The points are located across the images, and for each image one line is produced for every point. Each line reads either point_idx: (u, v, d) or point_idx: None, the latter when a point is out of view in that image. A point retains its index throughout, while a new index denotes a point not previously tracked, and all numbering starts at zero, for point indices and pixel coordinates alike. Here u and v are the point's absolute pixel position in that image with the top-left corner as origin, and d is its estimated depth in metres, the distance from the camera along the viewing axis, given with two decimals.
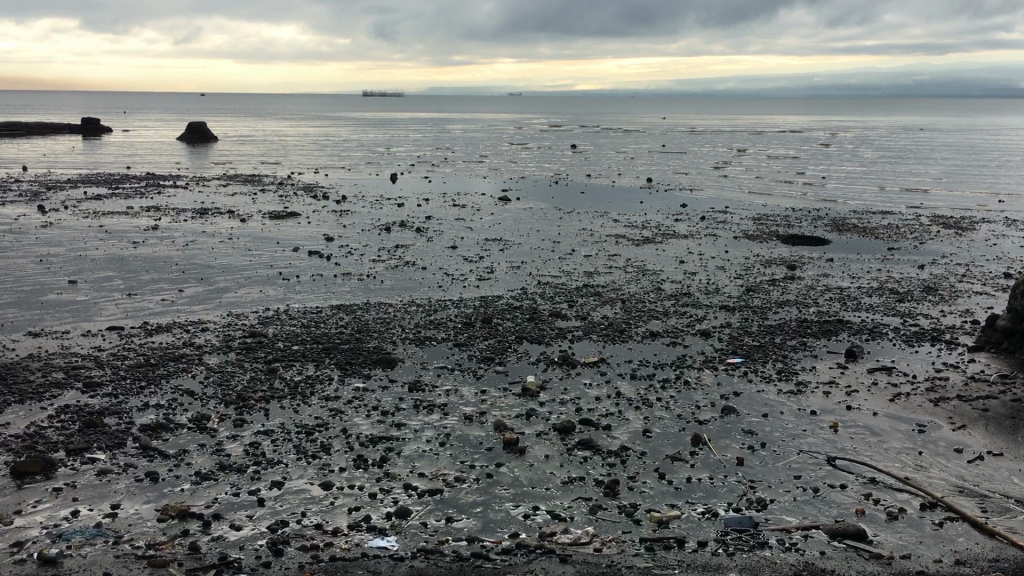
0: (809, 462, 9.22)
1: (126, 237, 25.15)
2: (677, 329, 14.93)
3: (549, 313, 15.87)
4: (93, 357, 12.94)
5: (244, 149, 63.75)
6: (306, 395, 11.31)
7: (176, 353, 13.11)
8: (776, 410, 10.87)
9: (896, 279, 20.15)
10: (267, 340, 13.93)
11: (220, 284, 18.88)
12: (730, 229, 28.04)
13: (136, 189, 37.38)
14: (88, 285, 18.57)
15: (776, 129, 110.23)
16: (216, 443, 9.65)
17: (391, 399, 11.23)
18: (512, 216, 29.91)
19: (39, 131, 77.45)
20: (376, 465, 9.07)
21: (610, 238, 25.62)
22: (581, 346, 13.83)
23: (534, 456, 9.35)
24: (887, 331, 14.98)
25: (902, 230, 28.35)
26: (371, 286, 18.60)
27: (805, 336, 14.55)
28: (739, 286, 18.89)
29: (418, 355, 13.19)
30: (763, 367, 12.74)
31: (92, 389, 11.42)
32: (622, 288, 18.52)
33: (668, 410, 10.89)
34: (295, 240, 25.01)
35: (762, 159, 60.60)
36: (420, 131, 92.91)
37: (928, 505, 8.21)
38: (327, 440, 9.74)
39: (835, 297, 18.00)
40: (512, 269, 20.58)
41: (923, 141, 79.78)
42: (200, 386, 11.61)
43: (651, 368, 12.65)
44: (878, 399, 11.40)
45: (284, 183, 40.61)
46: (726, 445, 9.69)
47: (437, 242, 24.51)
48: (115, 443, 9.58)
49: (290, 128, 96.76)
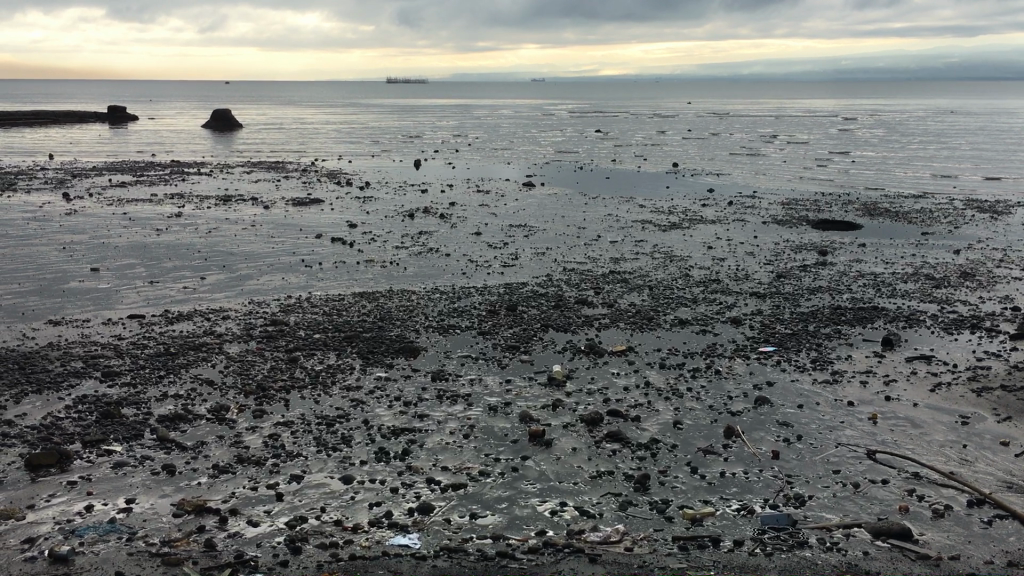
0: (848, 457, 8.83)
1: (150, 224, 25.06)
2: (707, 317, 14.53)
3: (575, 300, 15.52)
4: (113, 345, 12.77)
5: (269, 136, 63.66)
6: (327, 385, 11.06)
7: (197, 342, 12.91)
8: (812, 401, 10.48)
9: (931, 264, 19.60)
10: (288, 328, 13.70)
11: (242, 271, 18.70)
12: (759, 213, 27.52)
13: (160, 176, 37.36)
14: (110, 273, 18.43)
15: (803, 112, 108.90)
16: (235, 435, 9.43)
17: (414, 389, 10.95)
18: (537, 202, 29.54)
19: (66, 119, 77.93)
20: (398, 458, 8.80)
21: (636, 224, 25.19)
22: (609, 334, 13.48)
23: (561, 449, 9.04)
24: (925, 318, 14.50)
25: (936, 215, 27.69)
26: (393, 273, 18.33)
27: (840, 323, 14.12)
28: (769, 272, 18.44)
29: (442, 344, 12.90)
30: (797, 356, 12.33)
31: (110, 379, 11.24)
32: (649, 274, 18.12)
33: (699, 400, 10.52)
34: (318, 226, 24.80)
35: (789, 143, 59.76)
36: (445, 117, 92.65)
37: (975, 502, 7.81)
38: (347, 432, 9.48)
39: (869, 283, 17.50)
40: (537, 255, 20.25)
41: (955, 124, 78.39)
42: (219, 376, 11.40)
43: (681, 357, 12.28)
44: (917, 389, 10.99)
45: (308, 170, 40.44)
46: (761, 438, 9.32)
47: (460, 228, 24.20)
48: (132, 434, 9.38)
49: (315, 115, 96.89)
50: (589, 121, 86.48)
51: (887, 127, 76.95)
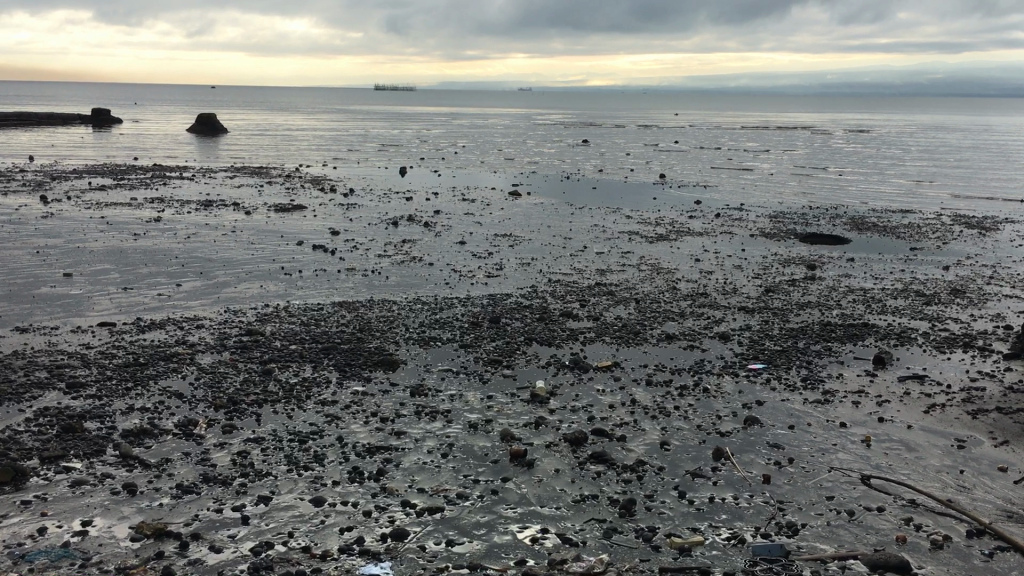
0: (842, 482, 8.50)
1: (127, 228, 24.54)
2: (694, 332, 14.19)
3: (559, 312, 15.16)
4: (80, 355, 12.29)
5: (254, 141, 63.17)
6: (301, 399, 10.63)
7: (168, 352, 12.46)
8: (803, 422, 10.14)
9: (921, 281, 19.34)
10: (264, 339, 13.27)
11: (219, 278, 18.24)
12: (747, 226, 27.26)
13: (141, 180, 36.81)
14: (83, 278, 17.93)
15: (788, 125, 109.47)
16: (202, 452, 9.00)
17: (392, 404, 10.54)
18: (522, 211, 29.21)
19: (50, 122, 77.17)
20: (372, 478, 8.40)
21: (622, 235, 24.89)
22: (594, 348, 13.10)
23: (543, 471, 8.66)
24: (916, 336, 14.22)
25: (924, 230, 27.49)
26: (374, 283, 17.93)
27: (830, 340, 13.80)
28: (757, 286, 18.14)
29: (422, 357, 12.49)
30: (787, 375, 12.00)
31: (75, 391, 10.77)
32: (635, 287, 17.78)
33: (687, 420, 10.16)
34: (299, 233, 24.33)
35: (775, 155, 59.76)
36: (431, 126, 92.26)
37: (975, 533, 7.48)
38: (320, 450, 9.07)
39: (858, 299, 17.22)
40: (521, 266, 19.89)
41: (939, 140, 78.76)
42: (189, 389, 10.95)
43: (668, 374, 11.92)
44: (911, 410, 10.67)
45: (292, 176, 40.00)
46: (750, 461, 8.97)
47: (444, 237, 23.81)
48: (93, 450, 8.93)
49: (301, 121, 96.42)
50: (576, 131, 86.26)
51: (871, 141, 77.21)
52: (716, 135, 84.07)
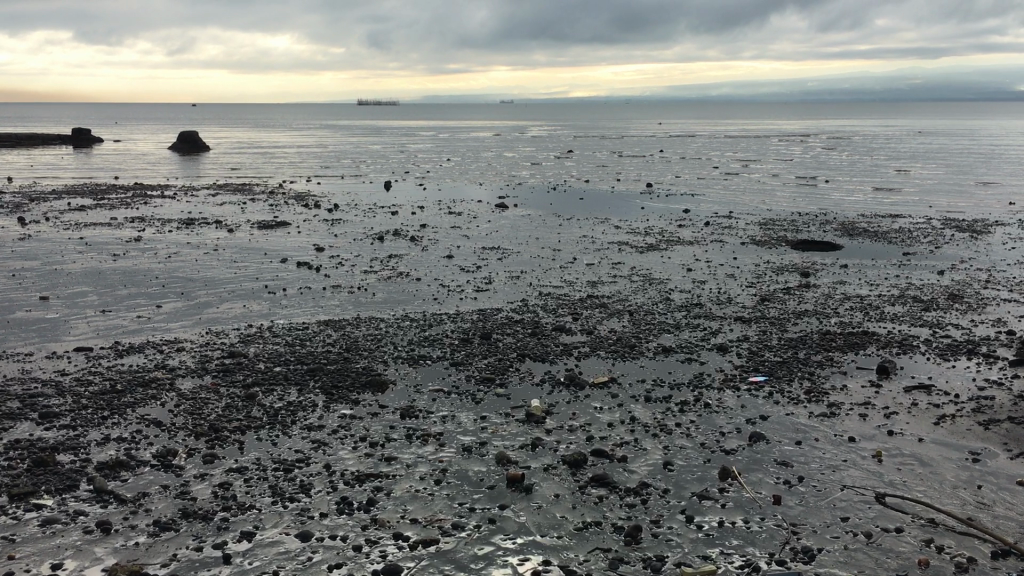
0: (856, 501, 8.10)
1: (106, 249, 24.05)
2: (691, 344, 13.79)
3: (552, 326, 14.75)
4: (55, 382, 11.79)
5: (236, 158, 62.62)
6: (287, 424, 10.17)
7: (146, 377, 11.95)
8: (810, 437, 9.75)
9: (917, 286, 19.06)
10: (247, 361, 12.80)
11: (202, 298, 17.76)
12: (737, 234, 26.97)
13: (122, 199, 36.24)
14: (60, 301, 17.41)
15: (772, 132, 109.73)
16: (181, 484, 8.52)
17: (382, 428, 10.07)
18: (510, 223, 28.87)
19: (30, 141, 76.48)
20: (362, 509, 7.94)
21: (613, 245, 24.55)
22: (589, 364, 12.69)
23: (542, 496, 8.22)
24: (919, 344, 13.88)
25: (916, 235, 27.27)
26: (361, 299, 17.49)
27: (831, 350, 13.44)
28: (752, 295, 17.78)
29: (411, 377, 12.05)
30: (790, 387, 11.61)
31: (48, 421, 10.27)
32: (628, 298, 17.41)
33: (690, 438, 9.75)
34: (284, 251, 23.85)
35: (761, 162, 59.67)
36: (416, 139, 91.69)
37: (1000, 553, 7.11)
38: (307, 479, 8.60)
39: (856, 306, 16.90)
40: (511, 279, 19.50)
41: (924, 144, 79.01)
42: (168, 416, 10.46)
43: (667, 389, 11.51)
44: (920, 422, 10.31)
45: (275, 192, 39.55)
46: (759, 481, 8.56)
47: (432, 251, 23.40)
48: (66, 485, 8.44)
49: (285, 137, 95.92)
50: (561, 142, 86.11)
51: (857, 147, 77.34)
52: (701, 144, 84.23)
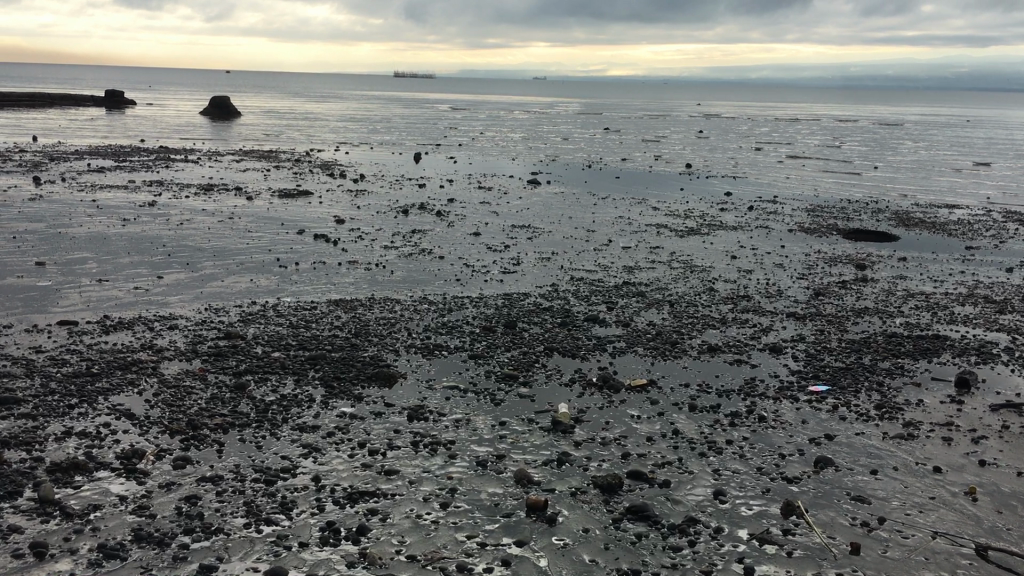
0: (953, 555, 6.64)
1: (117, 213, 22.84)
2: (740, 343, 12.28)
3: (585, 316, 13.29)
4: (26, 361, 10.51)
5: (266, 127, 61.22)
6: (276, 423, 8.82)
7: (130, 360, 10.65)
8: (888, 466, 8.24)
9: (986, 284, 17.34)
10: (243, 344, 11.48)
11: (208, 270, 16.49)
12: (784, 220, 25.28)
13: (143, 163, 35.09)
14: (57, 268, 16.18)
15: (814, 117, 107.24)
16: (142, 496, 7.21)
17: (384, 433, 8.69)
18: (542, 200, 27.39)
19: (62, 103, 75.90)
20: (352, 539, 6.59)
21: (650, 228, 23.01)
22: (624, 362, 11.20)
23: (567, 531, 6.82)
24: (999, 352, 12.27)
25: (977, 228, 25.36)
26: (377, 277, 16.13)
27: (900, 356, 11.86)
28: (804, 289, 16.16)
29: (423, 370, 10.66)
30: (857, 400, 10.06)
31: (7, 409, 8.98)
32: (668, 287, 15.87)
33: (744, 461, 8.26)
34: (302, 221, 22.51)
35: (805, 147, 57.43)
36: (448, 111, 90.50)
37: None
38: (290, 496, 7.25)
39: (922, 304, 15.26)
40: (541, 260, 18.05)
41: (981, 134, 75.71)
42: (143, 408, 9.15)
43: (714, 396, 10.03)
44: (1016, 451, 8.76)
45: (301, 160, 38.30)
46: (831, 521, 7.10)
47: (458, 227, 22.00)
48: (6, 492, 7.13)
49: (320, 106, 94.74)
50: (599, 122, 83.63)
51: (906, 134, 74.35)
52: (740, 126, 81.94)
